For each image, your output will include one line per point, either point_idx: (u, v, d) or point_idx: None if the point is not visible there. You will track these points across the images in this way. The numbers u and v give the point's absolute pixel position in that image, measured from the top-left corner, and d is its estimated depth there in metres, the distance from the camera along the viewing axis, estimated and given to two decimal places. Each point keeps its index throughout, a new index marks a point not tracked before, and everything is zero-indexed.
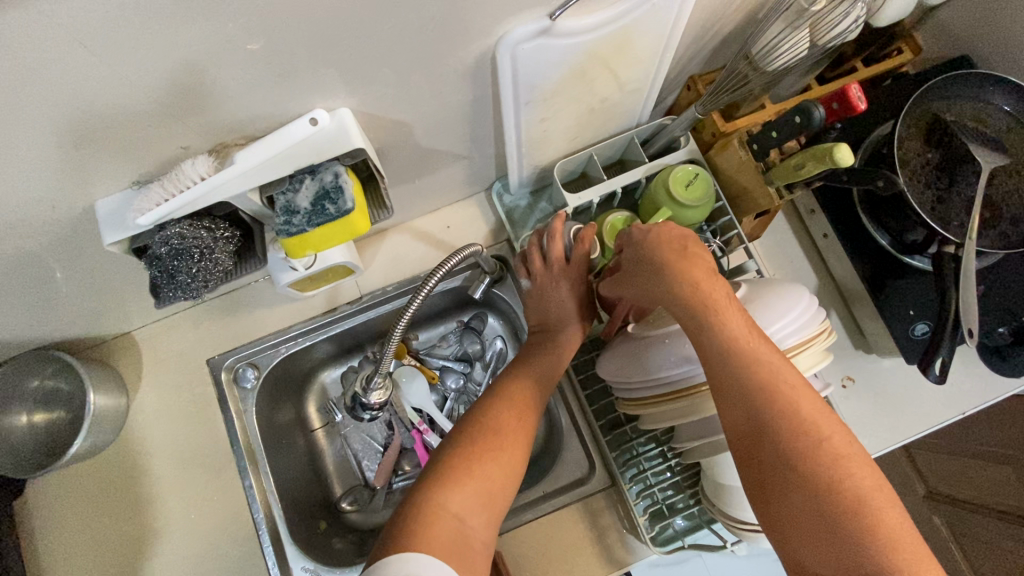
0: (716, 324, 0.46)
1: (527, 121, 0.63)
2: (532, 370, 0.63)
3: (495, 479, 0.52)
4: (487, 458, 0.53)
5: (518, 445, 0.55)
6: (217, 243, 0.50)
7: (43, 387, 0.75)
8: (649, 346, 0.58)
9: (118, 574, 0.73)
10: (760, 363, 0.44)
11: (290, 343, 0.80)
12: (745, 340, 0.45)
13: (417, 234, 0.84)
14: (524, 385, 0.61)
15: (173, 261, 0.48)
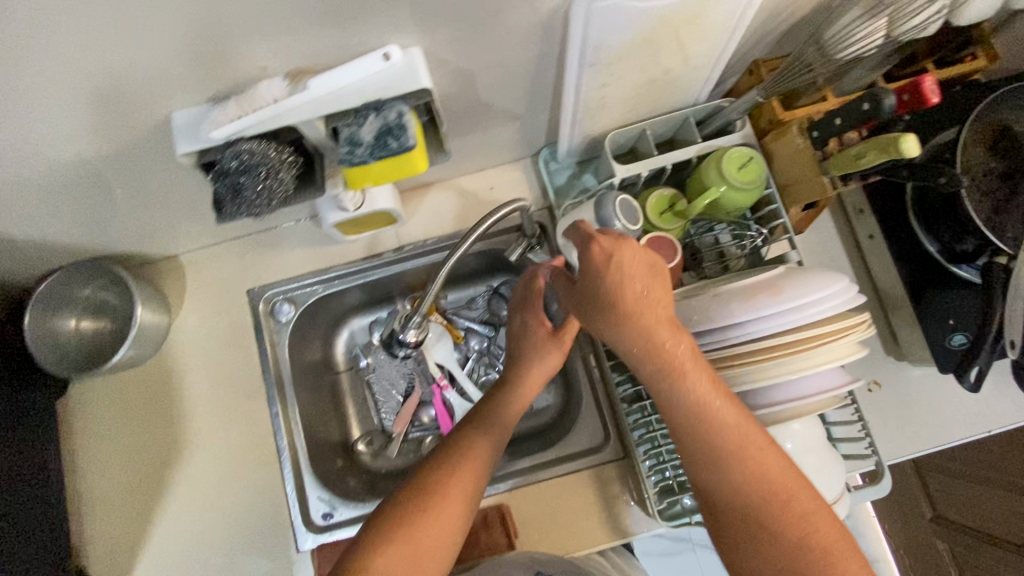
0: (685, 393, 0.50)
1: (587, 85, 0.63)
2: (492, 425, 0.63)
3: (435, 543, 0.54)
4: (429, 521, 0.54)
5: (461, 505, 0.57)
6: (283, 165, 0.51)
7: (93, 296, 0.79)
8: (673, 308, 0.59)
9: (143, 482, 0.77)
10: (722, 429, 0.50)
11: (327, 284, 0.83)
12: (707, 406, 0.50)
13: (461, 190, 0.84)
14: (482, 439, 0.61)
15: (241, 176, 0.49)
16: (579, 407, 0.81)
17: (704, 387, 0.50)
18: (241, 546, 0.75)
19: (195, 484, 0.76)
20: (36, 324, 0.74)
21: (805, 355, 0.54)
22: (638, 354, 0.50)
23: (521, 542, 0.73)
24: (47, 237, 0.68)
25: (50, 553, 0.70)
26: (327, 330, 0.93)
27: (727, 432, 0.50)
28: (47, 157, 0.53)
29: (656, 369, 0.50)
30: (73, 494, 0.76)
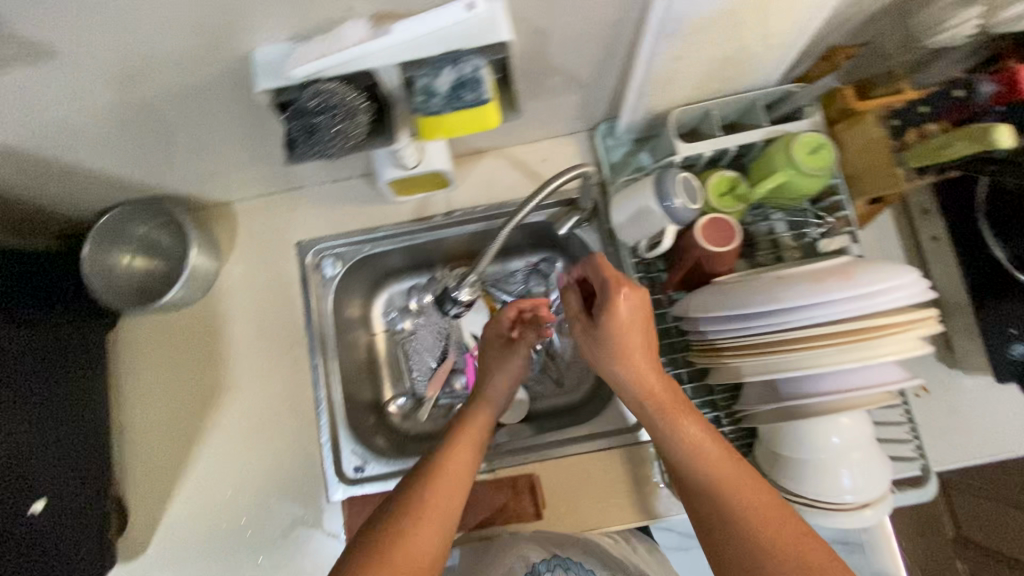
0: (668, 424, 0.58)
1: (661, 56, 0.61)
2: (465, 445, 0.66)
3: (423, 553, 0.54)
4: (417, 530, 0.55)
5: (447, 518, 0.58)
6: (358, 110, 0.51)
7: (146, 237, 0.81)
8: (739, 286, 0.58)
9: (184, 421, 0.79)
10: (704, 456, 0.55)
11: (374, 242, 0.84)
12: (687, 435, 0.57)
13: (513, 159, 0.83)
14: (458, 455, 0.64)
15: (318, 116, 0.49)
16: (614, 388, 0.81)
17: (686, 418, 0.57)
18: (273, 491, 0.77)
19: (233, 428, 0.78)
20: (93, 257, 0.76)
21: (868, 344, 0.53)
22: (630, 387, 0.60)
23: (548, 513, 0.74)
24: (112, 171, 0.70)
25: (94, 480, 0.72)
26: (367, 291, 0.94)
27: (708, 459, 0.55)
28: (126, 87, 0.54)
29: (645, 400, 0.59)
30: (117, 425, 0.79)
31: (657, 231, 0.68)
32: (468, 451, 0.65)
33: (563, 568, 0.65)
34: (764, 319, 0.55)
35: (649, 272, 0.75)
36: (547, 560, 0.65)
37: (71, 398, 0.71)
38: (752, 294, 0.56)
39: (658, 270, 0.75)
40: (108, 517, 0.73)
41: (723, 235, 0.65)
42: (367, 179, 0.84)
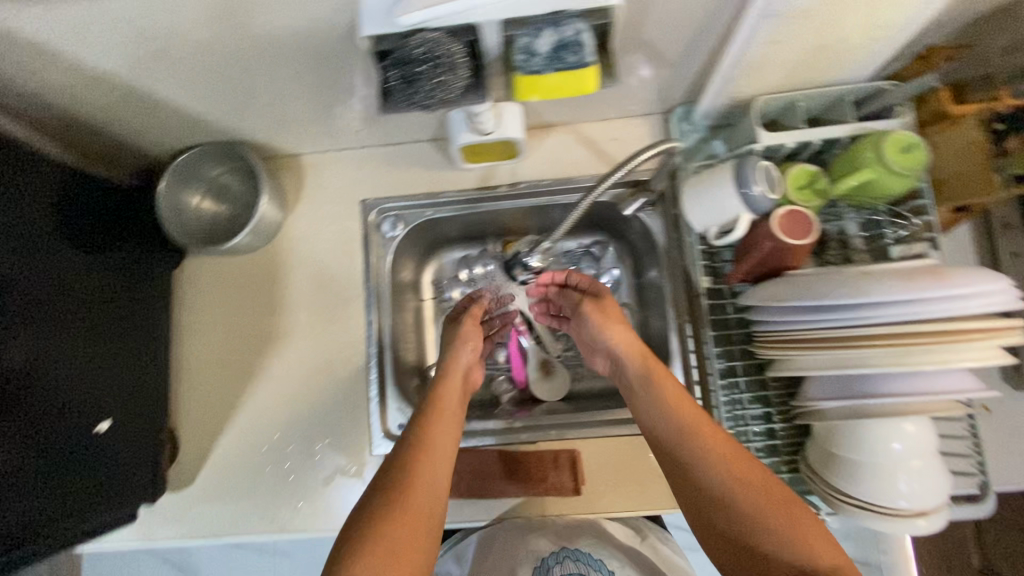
0: (660, 400, 0.62)
1: (758, 40, 0.60)
2: (447, 419, 0.66)
3: (418, 533, 0.54)
4: (409, 510, 0.55)
5: (434, 489, 0.59)
6: (458, 63, 0.51)
7: (218, 180, 0.83)
8: (821, 278, 0.58)
9: (239, 363, 0.81)
10: (694, 432, 0.58)
11: (436, 207, 0.85)
12: (678, 412, 0.60)
13: (584, 136, 0.83)
14: (441, 429, 0.64)
15: (422, 66, 0.50)
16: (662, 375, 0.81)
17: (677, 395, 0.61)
18: (320, 439, 0.79)
19: (285, 374, 0.80)
20: (168, 195, 0.78)
21: (942, 347, 0.52)
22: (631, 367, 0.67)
23: (587, 490, 0.74)
24: (197, 110, 0.71)
25: (153, 410, 0.75)
26: (421, 256, 0.95)
27: (697, 435, 0.58)
28: (227, 28, 0.55)
29: (642, 379, 0.65)
30: (177, 359, 0.81)
31: (730, 219, 0.68)
32: (451, 425, 0.65)
33: (572, 558, 0.73)
34: (828, 318, 0.57)
35: (714, 261, 0.74)
36: (555, 552, 0.74)
37: (134, 330, 0.74)
38: (830, 287, 0.56)
39: (722, 261, 0.75)
40: (163, 448, 0.76)
41: (800, 229, 0.64)
42: (435, 143, 0.84)
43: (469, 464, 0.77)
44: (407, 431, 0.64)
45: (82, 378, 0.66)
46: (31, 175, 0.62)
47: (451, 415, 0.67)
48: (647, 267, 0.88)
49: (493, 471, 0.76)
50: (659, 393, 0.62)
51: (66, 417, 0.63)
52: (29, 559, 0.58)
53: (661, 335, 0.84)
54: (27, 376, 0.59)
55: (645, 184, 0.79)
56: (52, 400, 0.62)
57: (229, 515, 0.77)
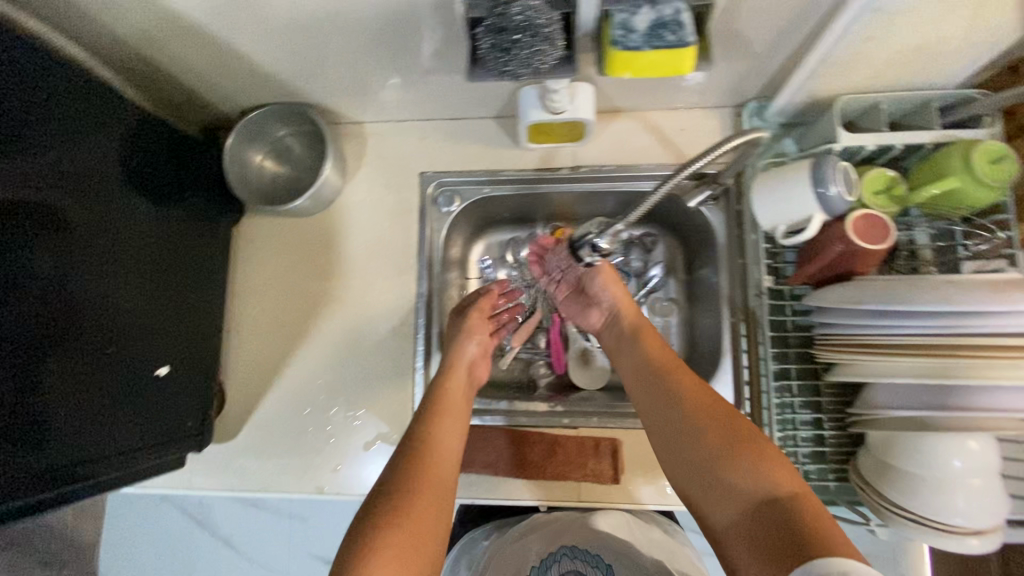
0: (647, 353, 0.69)
1: (852, 36, 0.58)
2: (454, 417, 0.67)
3: (428, 528, 0.55)
4: (416, 512, 0.55)
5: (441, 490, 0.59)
6: (553, 34, 0.51)
7: (282, 140, 0.84)
8: (900, 282, 0.58)
9: (290, 322, 0.83)
10: (675, 377, 0.64)
11: (494, 185, 0.85)
12: (660, 360, 0.67)
13: (650, 125, 0.81)
14: (446, 427, 0.65)
15: (518, 34, 0.49)
16: (710, 372, 0.80)
17: (663, 350, 0.68)
18: (363, 405, 0.80)
19: (334, 338, 0.82)
20: (234, 150, 0.79)
21: (1009, 362, 0.52)
22: (624, 323, 0.75)
23: (626, 480, 0.74)
24: (272, 69, 0.72)
25: (204, 360, 0.77)
26: (470, 234, 0.94)
27: (675, 378, 0.64)
28: None
29: (634, 336, 0.72)
30: (232, 313, 0.84)
31: (803, 219, 0.66)
32: (456, 419, 0.67)
33: (570, 556, 0.75)
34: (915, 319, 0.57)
35: (776, 261, 0.74)
36: (553, 552, 0.76)
37: (193, 280, 0.76)
38: (915, 291, 0.56)
39: (784, 262, 0.74)
40: (215, 393, 0.79)
41: (877, 233, 0.62)
42: (498, 121, 0.84)
43: (510, 443, 0.77)
44: (410, 432, 0.64)
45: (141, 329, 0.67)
46: (96, 118, 0.62)
47: (460, 406, 0.69)
48: (699, 262, 0.87)
49: (532, 452, 0.76)
50: (648, 347, 0.69)
51: (125, 361, 0.65)
52: (91, 492, 0.60)
53: (709, 331, 0.84)
54: (90, 318, 0.61)
55: (714, 178, 0.76)
56: (113, 342, 0.64)
57: (270, 472, 0.79)
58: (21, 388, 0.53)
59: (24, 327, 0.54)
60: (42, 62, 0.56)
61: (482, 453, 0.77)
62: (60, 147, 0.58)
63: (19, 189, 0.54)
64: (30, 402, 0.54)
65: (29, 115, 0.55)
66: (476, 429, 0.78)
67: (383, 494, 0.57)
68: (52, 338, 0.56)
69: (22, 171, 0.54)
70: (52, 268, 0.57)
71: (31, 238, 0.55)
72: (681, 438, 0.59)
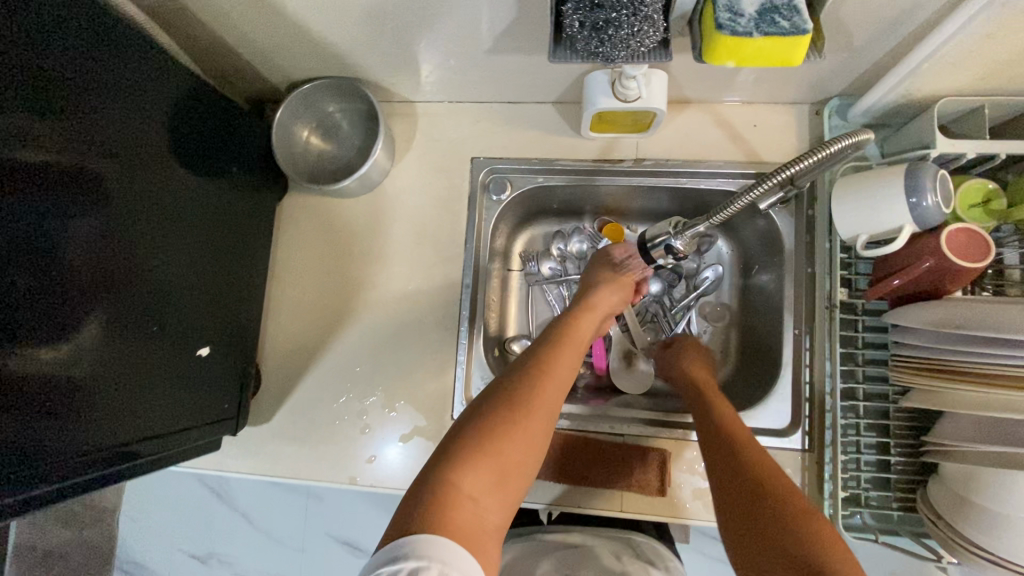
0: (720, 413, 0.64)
1: (963, 38, 0.53)
2: (569, 348, 0.63)
3: (523, 449, 0.52)
4: (506, 447, 0.51)
5: (544, 428, 0.55)
6: (653, 13, 0.47)
7: (332, 117, 0.81)
8: (1000, 308, 0.53)
9: (330, 305, 0.81)
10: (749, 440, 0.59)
11: (548, 174, 0.82)
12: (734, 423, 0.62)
13: (721, 119, 0.77)
14: (563, 359, 0.61)
15: (615, 12, 0.47)
16: (767, 385, 0.75)
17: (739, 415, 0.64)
18: (401, 396, 0.78)
19: (375, 324, 0.80)
20: (282, 124, 0.77)
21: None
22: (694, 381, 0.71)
23: (672, 494, 0.71)
24: (330, 41, 0.68)
25: (244, 337, 0.76)
26: (516, 223, 0.89)
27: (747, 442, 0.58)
28: None
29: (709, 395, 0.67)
30: (273, 293, 0.82)
31: (890, 230, 0.61)
32: (568, 351, 0.63)
33: None
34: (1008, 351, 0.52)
35: (849, 273, 0.69)
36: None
37: (235, 250, 0.74)
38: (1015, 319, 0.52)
39: (858, 273, 0.69)
40: (251, 372, 0.78)
41: (976, 251, 0.57)
42: (558, 107, 0.81)
43: (551, 447, 0.74)
44: (523, 359, 0.60)
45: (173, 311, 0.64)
46: (143, 79, 0.58)
47: (575, 340, 0.65)
48: (759, 267, 0.83)
49: (573, 458, 0.73)
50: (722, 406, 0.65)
51: (169, 337, 0.63)
52: (139, 467, 0.60)
53: (764, 341, 0.80)
54: (134, 294, 0.59)
55: (789, 181, 0.65)
56: (147, 318, 0.61)
57: (302, 459, 0.77)
58: (72, 367, 0.52)
59: (71, 305, 0.52)
60: (107, 31, 0.54)
61: None
62: (117, 110, 0.55)
63: (62, 157, 0.50)
64: (80, 381, 0.53)
65: (73, 78, 0.51)
66: None
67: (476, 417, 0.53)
68: (102, 314, 0.55)
69: (64, 137, 0.50)
70: (99, 241, 0.54)
71: (76, 211, 0.52)
72: (738, 487, 0.54)
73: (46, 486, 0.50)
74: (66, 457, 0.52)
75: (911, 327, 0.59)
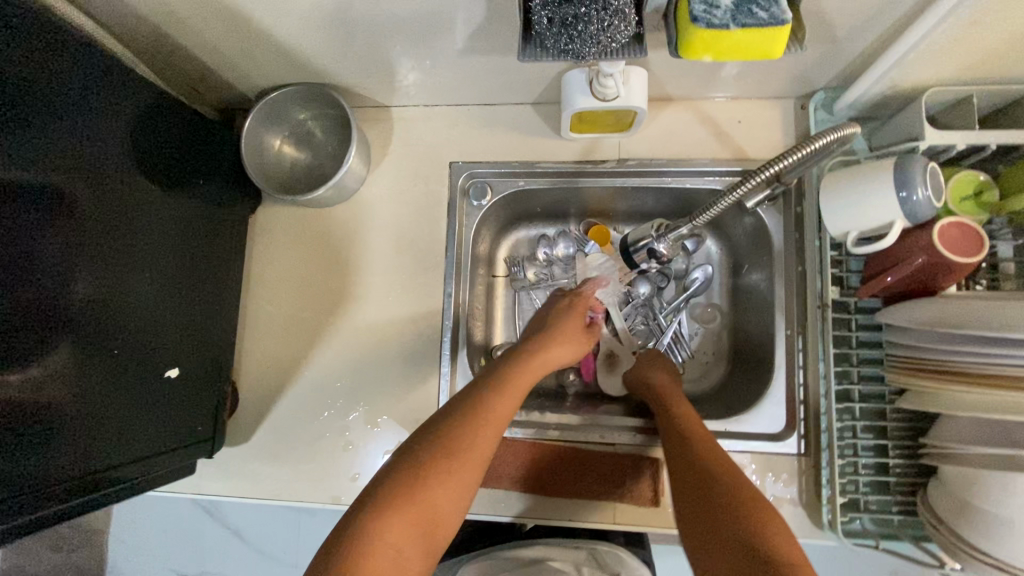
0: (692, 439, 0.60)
1: (949, 25, 0.51)
2: (513, 386, 0.61)
3: (449, 492, 0.51)
4: (430, 495, 0.50)
5: (474, 473, 0.54)
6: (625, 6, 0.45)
7: (305, 125, 0.79)
8: (995, 305, 0.51)
9: (309, 319, 0.78)
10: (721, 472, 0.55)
11: (530, 177, 0.79)
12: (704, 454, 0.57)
13: (705, 116, 0.75)
14: (503, 398, 0.59)
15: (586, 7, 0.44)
16: (760, 387, 0.73)
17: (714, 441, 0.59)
18: (384, 410, 0.75)
19: (355, 338, 0.77)
20: (252, 134, 0.74)
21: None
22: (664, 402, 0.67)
23: (665, 503, 0.68)
24: (295, 46, 0.66)
25: (219, 351, 0.74)
26: (499, 228, 0.87)
27: (723, 475, 0.54)
28: None
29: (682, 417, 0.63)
30: (251, 309, 0.80)
31: (880, 226, 0.59)
32: (511, 392, 0.61)
33: None
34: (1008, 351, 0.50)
35: (840, 270, 0.67)
36: None
37: (207, 264, 0.71)
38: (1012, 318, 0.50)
39: (849, 271, 0.68)
40: (228, 391, 0.75)
41: (968, 245, 0.55)
42: (537, 108, 0.78)
43: (540, 459, 0.71)
44: (462, 396, 0.59)
45: (145, 333, 0.61)
46: (100, 88, 0.55)
47: (522, 380, 0.63)
48: (749, 266, 0.81)
49: (562, 470, 0.71)
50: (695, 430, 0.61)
51: (139, 358, 0.61)
52: (110, 494, 0.58)
53: (756, 342, 0.78)
54: (98, 316, 0.56)
55: (774, 178, 0.63)
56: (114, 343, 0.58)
57: (284, 480, 0.74)
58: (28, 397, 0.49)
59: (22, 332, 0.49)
60: (62, 45, 0.51)
61: (509, 468, 0.71)
62: (77, 126, 0.53)
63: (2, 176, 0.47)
64: (44, 409, 0.50)
65: (13, 88, 0.47)
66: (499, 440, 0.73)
67: (410, 456, 0.53)
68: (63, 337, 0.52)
69: (13, 154, 0.47)
70: (60, 262, 0.52)
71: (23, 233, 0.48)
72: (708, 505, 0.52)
73: (17, 519, 0.48)
74: (25, 492, 0.49)
75: (904, 326, 0.57)
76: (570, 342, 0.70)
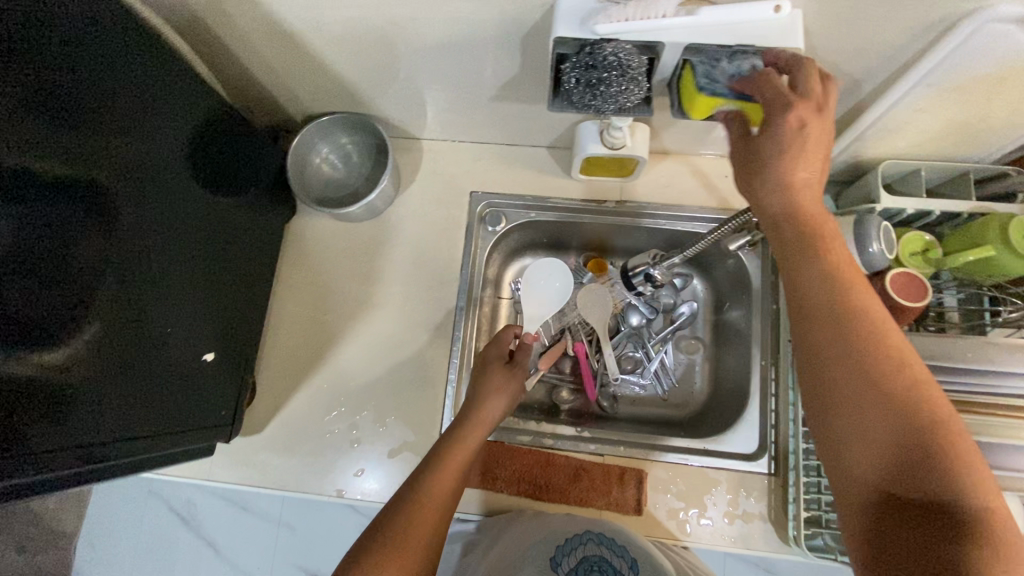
0: (880, 418, 0.43)
1: (901, 107, 0.62)
2: (456, 455, 0.62)
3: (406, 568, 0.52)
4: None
5: (420, 555, 0.53)
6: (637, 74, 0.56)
7: (344, 147, 0.88)
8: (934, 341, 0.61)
9: (330, 321, 0.85)
10: (878, 384, 0.44)
11: (540, 210, 0.89)
12: (872, 450, 0.44)
13: (696, 169, 0.86)
14: (442, 473, 0.60)
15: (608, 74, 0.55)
16: (736, 412, 0.81)
17: (945, 408, 0.42)
18: (392, 410, 0.81)
19: (371, 341, 0.84)
20: (298, 149, 0.83)
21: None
22: (817, 342, 0.47)
23: (648, 512, 0.75)
24: (350, 81, 0.76)
25: (242, 348, 0.79)
26: (508, 254, 0.96)
27: (874, 332, 0.45)
28: (417, 19, 0.60)
29: (840, 368, 0.45)
30: (275, 307, 0.87)
31: None
32: (452, 466, 0.61)
33: (594, 541, 0.70)
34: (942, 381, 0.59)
35: None
36: (579, 535, 0.71)
37: (224, 265, 0.74)
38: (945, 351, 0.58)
39: None
40: (247, 382, 0.80)
41: (918, 291, 0.64)
42: (551, 151, 0.89)
43: (535, 463, 0.78)
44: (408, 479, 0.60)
45: (180, 320, 0.66)
46: (162, 107, 0.60)
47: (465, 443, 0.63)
48: (731, 303, 0.90)
49: (556, 474, 0.77)
50: (879, 401, 0.43)
51: (156, 350, 0.63)
52: (108, 472, 0.58)
53: (734, 373, 0.86)
54: (136, 308, 0.59)
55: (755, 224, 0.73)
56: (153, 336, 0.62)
57: (292, 471, 0.79)
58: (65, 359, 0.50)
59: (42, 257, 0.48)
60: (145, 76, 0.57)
61: (506, 470, 0.77)
62: (143, 144, 0.58)
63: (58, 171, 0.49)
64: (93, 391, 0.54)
65: (94, 109, 0.52)
66: (496, 444, 0.79)
67: (360, 548, 0.53)
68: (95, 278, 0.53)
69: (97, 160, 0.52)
70: (122, 261, 0.57)
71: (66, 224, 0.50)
72: (857, 362, 0.45)
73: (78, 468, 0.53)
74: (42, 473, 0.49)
75: None
76: (502, 401, 0.69)
